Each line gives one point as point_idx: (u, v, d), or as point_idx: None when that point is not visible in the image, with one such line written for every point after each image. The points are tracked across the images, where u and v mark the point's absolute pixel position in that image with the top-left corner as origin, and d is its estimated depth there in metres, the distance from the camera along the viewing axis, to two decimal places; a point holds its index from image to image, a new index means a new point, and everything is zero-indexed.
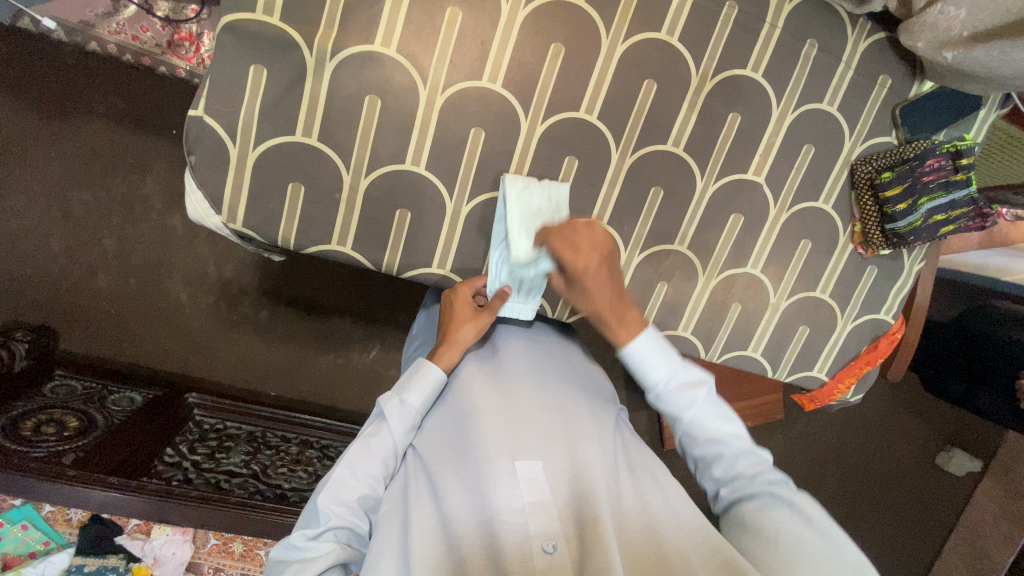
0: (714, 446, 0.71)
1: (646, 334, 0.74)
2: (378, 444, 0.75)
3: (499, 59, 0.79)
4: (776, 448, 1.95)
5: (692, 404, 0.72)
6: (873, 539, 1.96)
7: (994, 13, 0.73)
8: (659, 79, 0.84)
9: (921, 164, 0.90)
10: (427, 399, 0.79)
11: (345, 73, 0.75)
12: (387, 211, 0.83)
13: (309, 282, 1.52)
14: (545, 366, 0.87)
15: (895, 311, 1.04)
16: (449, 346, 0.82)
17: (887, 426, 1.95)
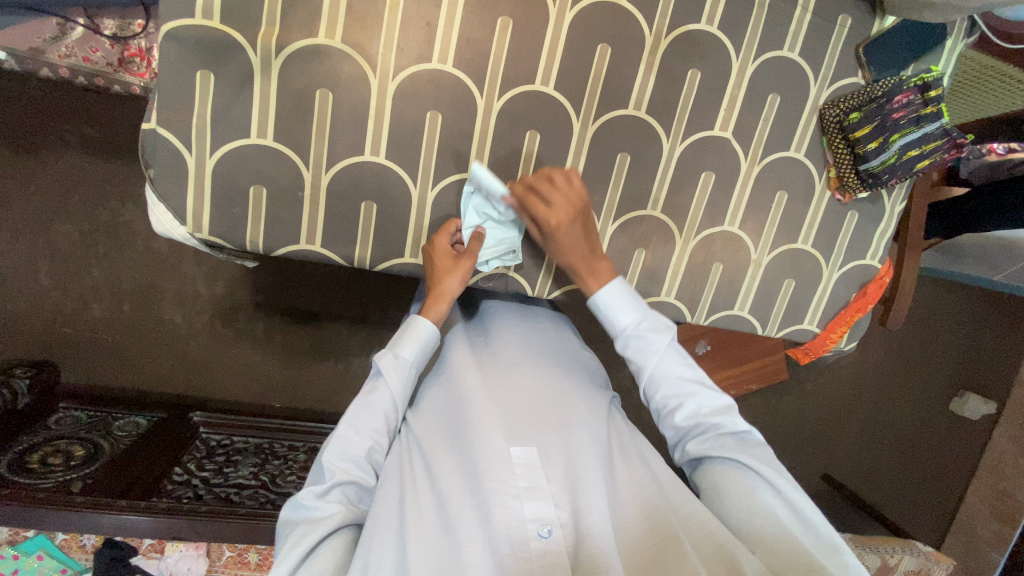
0: (676, 396, 0.77)
1: (616, 282, 0.82)
2: (378, 400, 0.74)
3: (447, 40, 0.78)
4: (786, 410, 1.94)
5: (655, 357, 0.79)
6: (900, 489, 2.02)
7: None
8: (612, 42, 0.83)
9: (890, 101, 0.87)
10: (421, 353, 0.79)
11: (293, 69, 0.75)
12: (352, 205, 0.82)
13: (300, 289, 1.53)
14: (540, 348, 0.88)
15: (881, 254, 1.02)
16: (437, 297, 0.81)
17: (896, 377, 1.96)
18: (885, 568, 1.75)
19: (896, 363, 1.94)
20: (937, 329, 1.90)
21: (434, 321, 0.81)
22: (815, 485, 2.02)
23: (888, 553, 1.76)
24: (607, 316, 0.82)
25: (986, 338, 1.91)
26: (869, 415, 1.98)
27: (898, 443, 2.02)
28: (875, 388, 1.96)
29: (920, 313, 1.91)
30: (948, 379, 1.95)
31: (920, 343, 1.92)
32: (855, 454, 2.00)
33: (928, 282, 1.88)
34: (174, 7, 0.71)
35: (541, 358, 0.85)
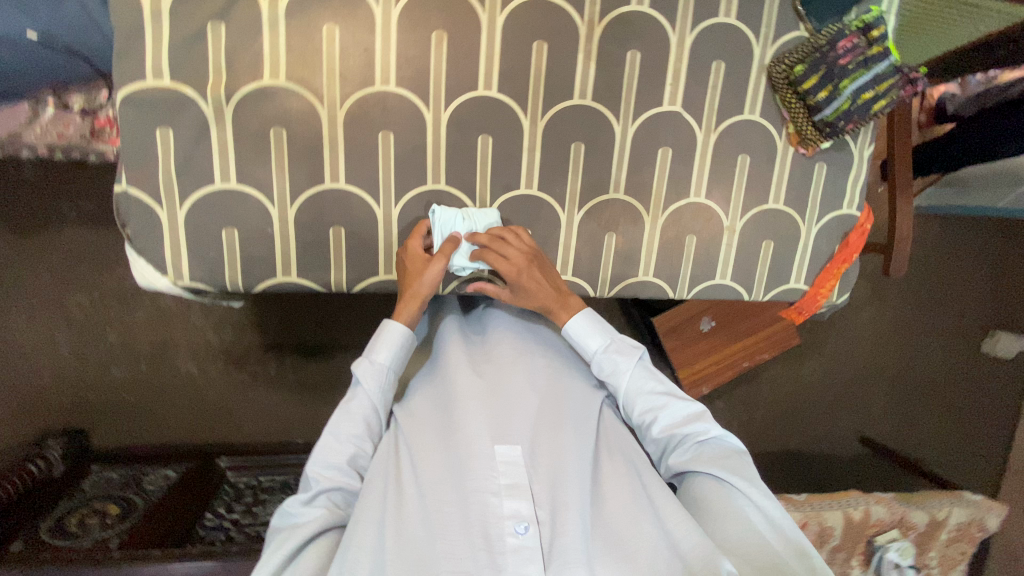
0: (654, 409, 0.80)
1: (580, 315, 0.85)
2: (357, 407, 0.76)
3: (386, 61, 0.81)
4: (809, 375, 1.97)
5: (630, 372, 0.83)
6: (941, 437, 2.04)
7: None
8: (547, 38, 0.85)
9: (833, 48, 0.87)
10: (397, 358, 0.79)
11: (245, 113, 0.79)
12: (321, 232, 0.85)
13: (306, 324, 1.57)
14: (531, 344, 0.88)
15: (858, 202, 1.02)
16: (409, 299, 0.81)
17: (912, 327, 1.98)
18: (935, 524, 1.76)
19: (906, 315, 1.96)
20: (938, 271, 1.95)
21: (407, 324, 0.80)
22: (854, 447, 2.05)
23: (935, 508, 1.76)
24: (575, 345, 0.86)
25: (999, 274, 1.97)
26: (891, 366, 2.00)
27: (929, 392, 2.03)
28: (896, 339, 1.98)
29: (926, 259, 1.94)
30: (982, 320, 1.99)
31: (931, 288, 1.96)
32: (888, 409, 2.03)
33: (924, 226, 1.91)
34: (127, 73, 0.76)
35: (532, 353, 0.86)
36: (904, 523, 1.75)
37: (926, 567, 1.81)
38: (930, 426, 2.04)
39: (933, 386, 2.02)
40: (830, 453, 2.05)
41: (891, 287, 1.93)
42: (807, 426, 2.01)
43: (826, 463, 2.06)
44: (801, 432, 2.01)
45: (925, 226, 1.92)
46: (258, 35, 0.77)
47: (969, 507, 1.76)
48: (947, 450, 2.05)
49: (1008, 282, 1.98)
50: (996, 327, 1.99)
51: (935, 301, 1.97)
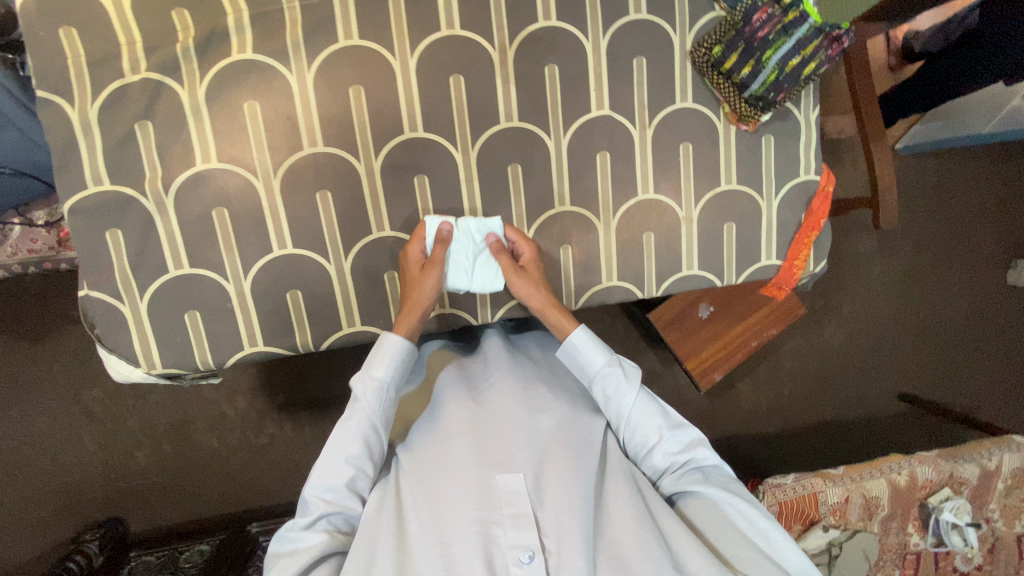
0: (657, 434, 0.88)
1: (579, 330, 0.90)
2: (355, 425, 0.80)
3: (310, 125, 0.83)
4: (831, 341, 1.91)
5: (634, 400, 0.89)
6: (976, 379, 1.99)
7: None
8: (462, 70, 0.86)
9: (749, 24, 0.85)
10: (394, 371, 0.83)
11: (185, 199, 0.82)
12: (278, 298, 0.87)
13: (314, 380, 1.60)
14: (534, 374, 0.92)
15: (816, 166, 0.99)
16: (409, 311, 0.85)
17: (925, 273, 1.92)
18: (987, 474, 1.68)
19: (915, 262, 1.91)
20: (943, 212, 1.89)
21: (405, 337, 0.84)
22: (895, 406, 1.98)
23: (984, 459, 1.69)
24: (577, 359, 0.92)
25: (1011, 199, 1.91)
26: (915, 316, 1.94)
27: (960, 334, 1.97)
28: (916, 287, 1.92)
29: (930, 200, 1.88)
30: (999, 249, 1.93)
31: (942, 228, 1.90)
32: (916, 363, 1.97)
33: (917, 169, 1.86)
34: (70, 185, 0.80)
35: (533, 382, 0.90)
36: (954, 479, 1.67)
37: (988, 521, 1.73)
38: (962, 370, 1.98)
39: (960, 331, 1.96)
40: (870, 416, 1.98)
41: (896, 237, 1.88)
42: (840, 392, 1.95)
43: (867, 428, 1.99)
44: (834, 399, 1.95)
45: (921, 167, 1.86)
46: (185, 126, 0.81)
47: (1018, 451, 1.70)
48: (986, 389, 2.00)
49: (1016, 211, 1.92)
50: (1015, 258, 1.93)
51: (943, 242, 1.91)
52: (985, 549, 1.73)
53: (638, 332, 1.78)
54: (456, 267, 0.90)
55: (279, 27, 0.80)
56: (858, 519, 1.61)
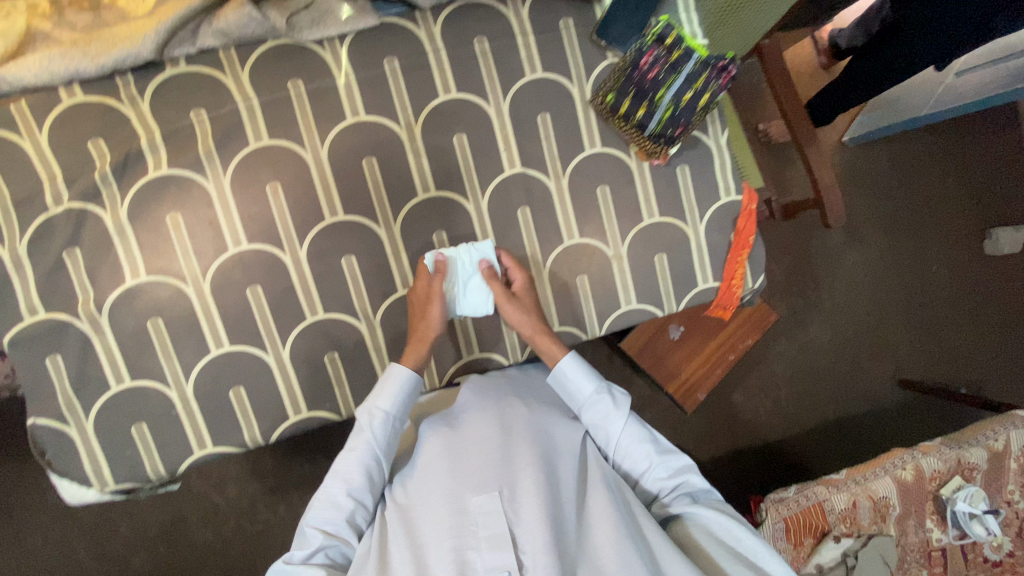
0: (647, 458, 0.88)
1: (569, 358, 0.91)
2: (358, 455, 0.81)
3: (232, 226, 0.86)
4: (819, 339, 1.89)
5: (623, 425, 0.89)
6: (976, 356, 1.95)
7: None
8: (373, 152, 0.90)
9: (637, 67, 0.90)
10: (397, 403, 0.84)
11: (121, 316, 0.85)
12: (221, 397, 0.88)
13: (302, 460, 1.51)
14: (520, 394, 0.93)
15: (735, 187, 1.01)
16: (416, 343, 0.87)
17: (899, 258, 1.92)
18: (995, 456, 1.63)
19: (885, 248, 1.91)
20: (902, 196, 1.90)
21: (411, 367, 0.86)
22: (899, 396, 1.93)
23: (990, 439, 1.64)
24: (567, 387, 0.92)
25: (970, 172, 1.92)
26: (898, 300, 1.92)
27: (950, 311, 1.94)
28: (894, 270, 1.92)
29: (888, 185, 1.90)
30: (967, 221, 1.93)
31: (906, 210, 1.91)
32: (911, 348, 1.93)
33: (868, 159, 1.89)
34: (8, 319, 0.83)
35: (515, 403, 0.90)
36: (963, 466, 1.61)
37: (1010, 504, 1.64)
38: (960, 348, 1.95)
39: (948, 309, 1.94)
40: (875, 409, 1.92)
41: (861, 227, 1.90)
42: (839, 389, 1.90)
43: (876, 422, 1.92)
44: (835, 398, 1.90)
45: (873, 157, 1.89)
46: (111, 246, 0.84)
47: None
48: (988, 363, 1.96)
49: (980, 184, 1.93)
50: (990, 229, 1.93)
51: (909, 225, 1.91)
52: (1014, 534, 1.64)
53: (621, 359, 1.76)
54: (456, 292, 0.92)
55: (190, 140, 0.84)
56: (870, 523, 1.55)
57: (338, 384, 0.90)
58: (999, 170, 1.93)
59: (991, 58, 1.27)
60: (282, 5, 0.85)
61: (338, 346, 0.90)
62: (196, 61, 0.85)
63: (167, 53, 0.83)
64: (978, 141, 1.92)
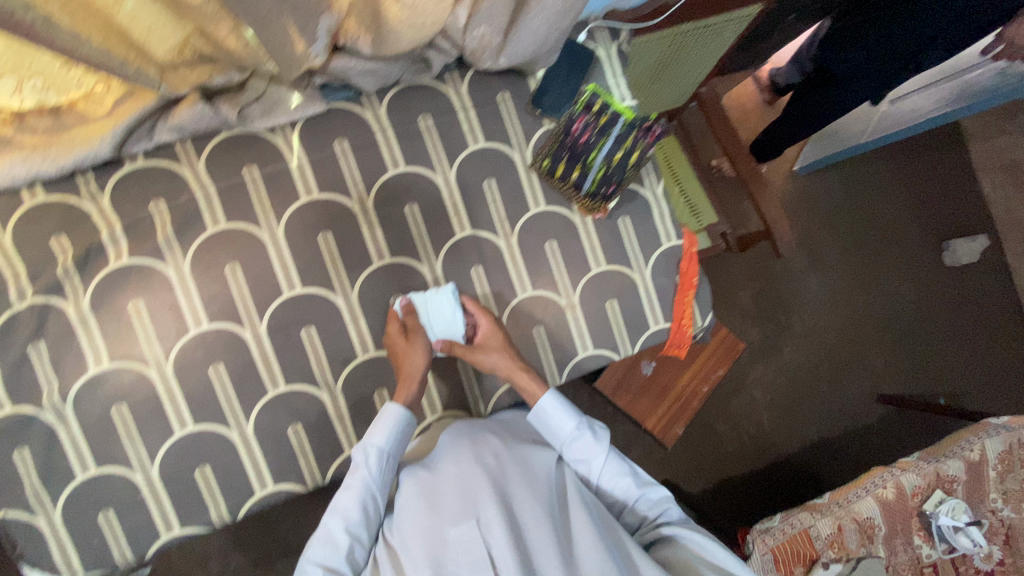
0: (629, 491, 0.91)
1: (549, 395, 0.95)
2: (354, 490, 0.83)
3: (193, 308, 0.89)
4: (793, 361, 1.85)
5: (602, 460, 0.92)
6: (962, 367, 1.90)
7: (499, 18, 0.82)
8: (328, 226, 0.94)
9: (571, 132, 1.00)
10: (392, 437, 0.87)
11: (86, 404, 0.87)
12: (188, 476, 0.89)
13: (286, 527, 1.46)
14: (506, 428, 0.96)
15: (675, 232, 1.07)
16: (404, 382, 0.91)
17: (870, 271, 1.90)
18: (976, 466, 1.57)
19: (855, 263, 1.89)
20: (864, 209, 1.90)
21: (402, 404, 0.89)
22: (879, 412, 1.87)
23: (968, 448, 1.58)
24: (548, 425, 0.95)
25: (932, 181, 1.91)
26: (876, 314, 1.89)
27: (931, 322, 1.90)
28: (859, 285, 1.89)
29: (842, 202, 1.90)
30: (926, 231, 1.91)
31: (863, 225, 1.90)
32: (894, 363, 1.88)
33: (824, 177, 1.90)
34: None
35: (501, 435, 0.93)
36: (943, 480, 1.54)
37: (995, 513, 1.57)
38: (945, 360, 1.90)
39: (928, 320, 1.90)
40: (856, 430, 1.86)
41: (825, 246, 1.88)
42: (817, 411, 1.85)
43: (860, 442, 1.85)
44: (815, 419, 1.84)
45: (829, 176, 1.90)
46: (75, 337, 0.87)
47: (999, 433, 1.59)
48: (968, 373, 1.90)
49: (944, 192, 1.91)
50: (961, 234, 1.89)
51: (875, 239, 1.90)
52: (1003, 542, 1.57)
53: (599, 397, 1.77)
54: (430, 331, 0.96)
55: (151, 230, 0.89)
56: (858, 545, 1.46)
57: (303, 455, 0.92)
58: (964, 177, 1.91)
59: (927, 83, 1.31)
60: (234, 98, 0.88)
61: (301, 417, 0.92)
62: (155, 156, 0.90)
63: (127, 148, 0.88)
64: (932, 152, 1.92)
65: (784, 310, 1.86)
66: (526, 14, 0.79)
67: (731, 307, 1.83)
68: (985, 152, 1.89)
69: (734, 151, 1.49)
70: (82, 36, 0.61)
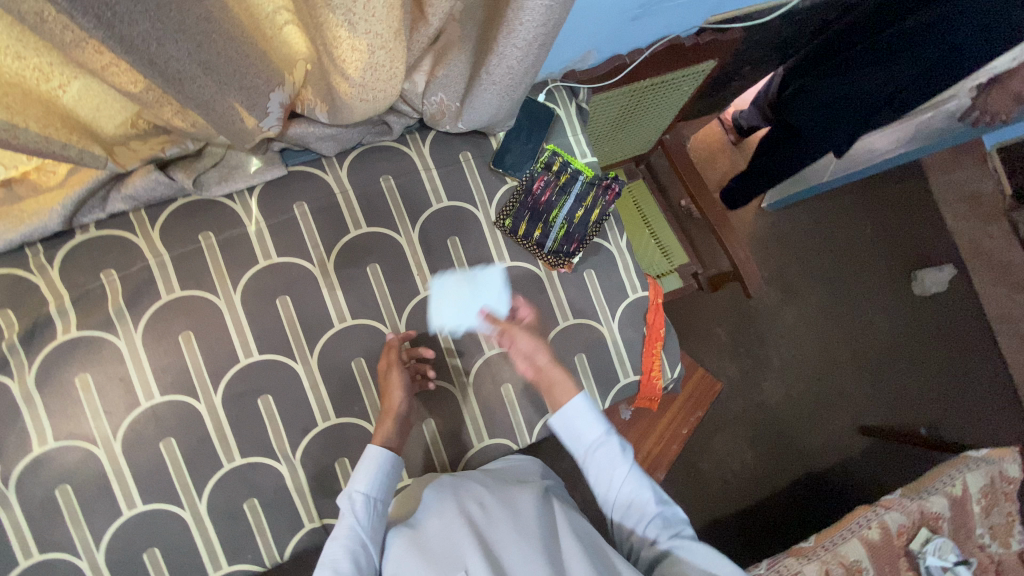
0: (642, 512, 0.78)
1: (578, 397, 0.85)
2: (340, 540, 0.76)
3: (144, 380, 0.86)
4: (772, 397, 1.83)
5: (619, 472, 0.80)
6: (943, 397, 1.88)
7: (454, 85, 0.84)
8: (287, 290, 0.93)
9: (532, 191, 1.03)
10: (377, 482, 0.82)
11: (26, 487, 0.82)
12: (135, 561, 0.84)
13: None
14: (496, 472, 0.90)
15: (641, 284, 1.07)
16: (384, 419, 0.88)
17: (842, 306, 1.91)
18: (958, 502, 1.50)
19: (828, 298, 1.91)
20: (832, 244, 1.94)
21: (383, 444, 0.85)
22: (862, 446, 1.83)
23: (948, 484, 1.51)
24: (571, 425, 0.85)
25: (896, 215, 1.96)
26: (852, 348, 1.89)
27: (906, 353, 1.90)
28: (832, 317, 1.90)
29: (810, 237, 1.93)
30: (894, 264, 1.94)
31: (832, 260, 1.93)
32: (874, 396, 1.86)
33: (793, 215, 1.94)
34: None
35: (491, 478, 0.87)
36: (928, 517, 1.47)
37: (982, 548, 1.51)
38: (926, 391, 1.88)
39: (902, 351, 1.90)
40: (841, 465, 1.81)
41: (798, 282, 1.90)
42: (800, 447, 1.81)
43: (847, 478, 1.80)
44: (799, 455, 1.80)
45: (797, 213, 1.94)
46: (18, 416, 0.83)
47: (978, 467, 1.54)
48: (950, 403, 1.87)
49: (908, 225, 1.95)
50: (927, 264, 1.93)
51: (845, 273, 1.93)
52: None
53: None
54: (465, 300, 1.00)
55: (101, 301, 0.86)
56: None
57: (260, 533, 0.88)
58: (925, 210, 1.96)
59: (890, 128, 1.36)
60: (189, 166, 0.88)
61: (258, 492, 0.88)
62: (106, 225, 0.89)
63: (76, 220, 0.86)
64: (895, 188, 1.97)
65: (761, 349, 1.85)
66: (477, 84, 0.81)
67: (706, 346, 1.82)
68: (946, 186, 1.94)
69: (702, 195, 1.48)
70: (20, 125, 0.60)
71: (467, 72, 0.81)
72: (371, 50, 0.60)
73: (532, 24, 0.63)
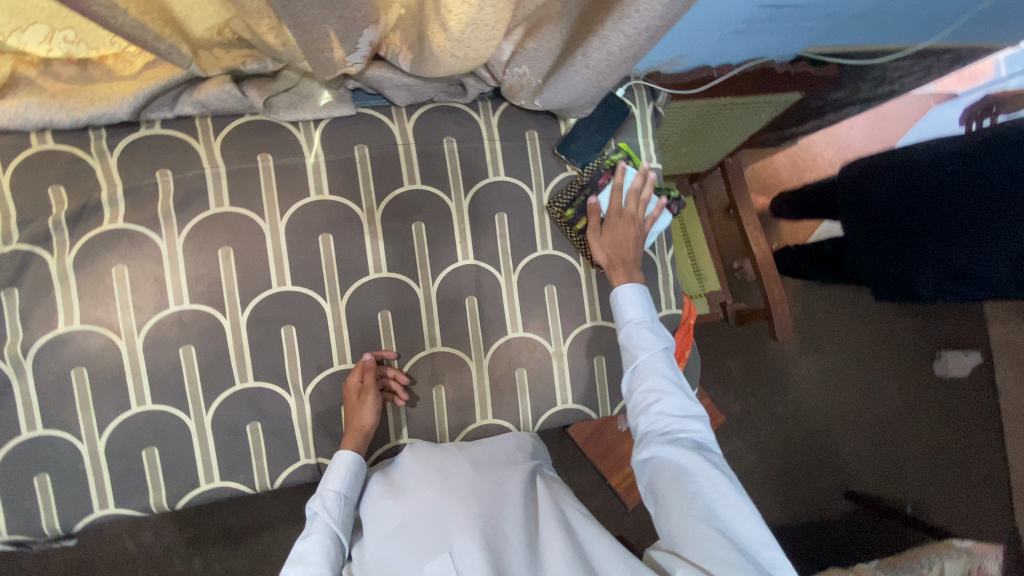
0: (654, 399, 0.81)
1: (632, 288, 0.90)
2: (318, 537, 0.76)
3: (177, 284, 0.87)
4: (768, 442, 1.81)
5: (649, 364, 0.84)
6: (942, 481, 1.83)
7: (540, 61, 0.82)
8: (331, 228, 0.93)
9: (595, 186, 0.99)
10: (349, 480, 0.82)
11: (45, 362, 0.84)
12: (134, 457, 0.86)
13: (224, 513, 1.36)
14: (481, 445, 0.89)
15: (677, 301, 1.06)
16: (351, 434, 0.88)
17: (861, 368, 1.88)
18: None
19: (849, 357, 1.87)
20: (866, 305, 1.89)
21: (353, 452, 0.85)
22: (845, 509, 1.80)
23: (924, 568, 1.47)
24: (621, 310, 0.90)
25: None
26: (858, 412, 1.86)
27: (911, 429, 1.87)
28: (847, 377, 1.87)
29: (844, 294, 1.89)
30: (922, 339, 1.89)
31: (863, 320, 1.89)
32: (869, 463, 1.84)
33: None
34: None
35: (477, 453, 0.86)
36: None
37: None
38: (924, 473, 1.84)
39: (907, 426, 1.87)
40: (821, 524, 1.79)
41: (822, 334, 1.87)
42: (786, 497, 1.79)
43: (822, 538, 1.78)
44: (782, 503, 1.78)
45: None
46: (51, 293, 0.84)
47: (959, 557, 1.48)
48: (943, 488, 1.82)
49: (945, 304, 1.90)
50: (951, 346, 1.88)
51: (871, 338, 1.89)
52: None
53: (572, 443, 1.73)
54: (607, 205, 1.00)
55: (151, 200, 0.87)
56: None
57: (256, 456, 0.89)
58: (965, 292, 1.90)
59: None
60: (263, 85, 0.86)
61: (262, 417, 0.89)
62: (171, 125, 0.89)
63: (144, 114, 0.86)
64: None
65: (770, 392, 1.83)
66: (565, 64, 0.79)
67: (716, 376, 1.80)
68: None
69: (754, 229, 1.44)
70: (120, 8, 0.59)
71: (558, 49, 0.80)
72: (480, 6, 0.59)
73: (647, 14, 0.61)
